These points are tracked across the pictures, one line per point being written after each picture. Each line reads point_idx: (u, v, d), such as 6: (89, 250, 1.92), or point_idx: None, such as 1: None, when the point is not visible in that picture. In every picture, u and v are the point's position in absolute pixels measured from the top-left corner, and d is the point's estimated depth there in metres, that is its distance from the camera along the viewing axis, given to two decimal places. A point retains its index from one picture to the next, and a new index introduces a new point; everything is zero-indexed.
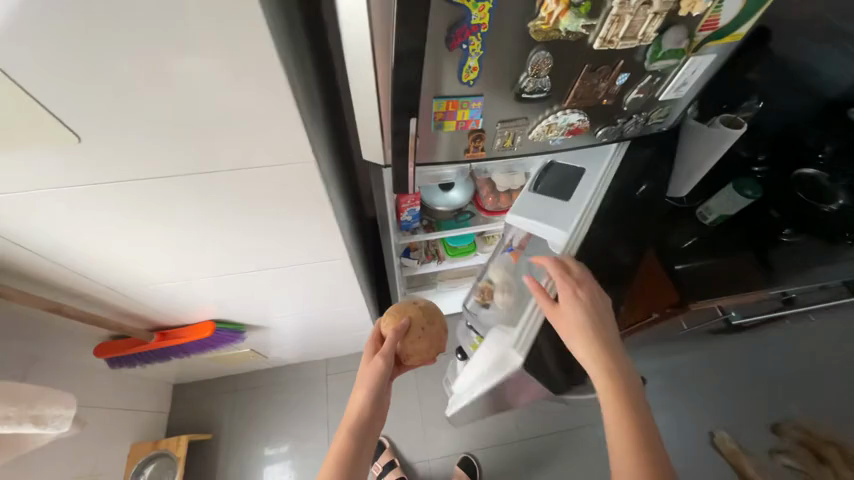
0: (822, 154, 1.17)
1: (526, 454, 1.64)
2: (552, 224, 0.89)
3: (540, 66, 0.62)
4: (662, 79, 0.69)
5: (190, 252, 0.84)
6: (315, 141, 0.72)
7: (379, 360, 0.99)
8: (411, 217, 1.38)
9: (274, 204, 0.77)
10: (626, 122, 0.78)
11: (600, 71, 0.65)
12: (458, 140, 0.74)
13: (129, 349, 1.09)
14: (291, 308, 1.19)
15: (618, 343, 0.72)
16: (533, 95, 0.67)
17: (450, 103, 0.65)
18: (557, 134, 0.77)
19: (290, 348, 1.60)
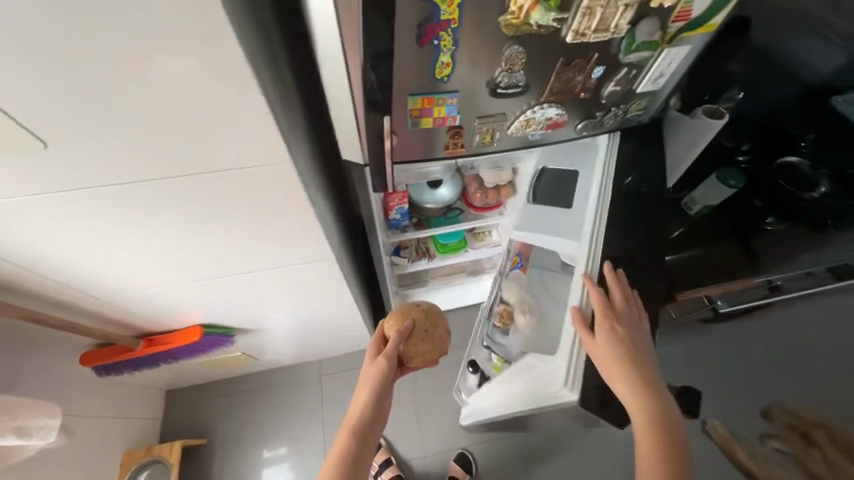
0: (804, 142, 1.18)
1: (521, 447, 1.65)
2: (557, 231, 0.99)
3: (514, 61, 0.62)
4: (638, 71, 0.69)
5: (171, 256, 0.83)
6: (293, 141, 0.71)
7: (383, 361, 1.00)
8: (399, 215, 1.37)
9: (254, 206, 0.76)
10: (605, 115, 0.78)
11: (575, 65, 0.65)
12: (436, 136, 0.75)
13: (116, 356, 1.08)
14: (280, 310, 1.18)
15: (653, 376, 0.75)
16: (509, 91, 0.67)
17: (425, 100, 0.66)
18: (536, 128, 0.78)
19: (282, 350, 1.59)
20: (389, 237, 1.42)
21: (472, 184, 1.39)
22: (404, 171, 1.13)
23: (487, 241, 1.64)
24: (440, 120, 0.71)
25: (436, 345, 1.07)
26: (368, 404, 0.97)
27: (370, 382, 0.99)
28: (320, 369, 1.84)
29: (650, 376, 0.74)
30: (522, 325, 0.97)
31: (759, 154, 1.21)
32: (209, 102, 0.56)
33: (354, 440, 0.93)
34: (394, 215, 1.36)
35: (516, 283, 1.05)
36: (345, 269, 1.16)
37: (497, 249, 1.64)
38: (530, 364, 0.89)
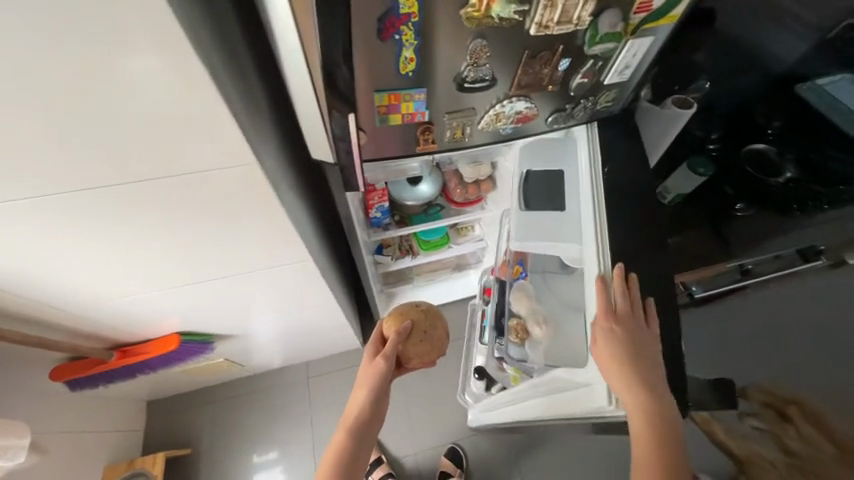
0: (771, 129, 1.23)
1: (510, 439, 1.67)
2: (557, 235, 0.87)
3: (480, 54, 0.62)
4: (604, 63, 0.70)
5: (137, 265, 0.80)
6: (258, 142, 0.69)
7: (382, 363, 0.99)
8: (380, 213, 1.36)
9: (223, 210, 0.74)
10: (574, 108, 0.78)
11: (540, 57, 0.66)
12: (407, 133, 0.75)
13: (88, 370, 1.04)
14: (260, 315, 1.16)
15: (657, 384, 0.69)
16: (476, 85, 0.68)
17: (391, 96, 0.66)
18: (506, 123, 0.78)
19: (266, 355, 1.56)
20: (370, 235, 1.41)
21: (452, 180, 1.38)
22: (381, 169, 1.12)
23: (470, 236, 1.64)
24: (409, 117, 0.71)
25: (437, 343, 1.07)
26: (366, 404, 0.96)
27: (369, 383, 0.97)
28: (307, 372, 1.82)
29: (652, 384, 0.69)
30: (542, 339, 0.91)
31: (728, 141, 1.27)
32: (168, 103, 0.54)
33: (353, 440, 0.93)
34: (375, 213, 1.35)
35: (523, 294, 0.99)
36: (326, 270, 1.14)
37: (480, 243, 1.64)
38: (556, 379, 0.84)
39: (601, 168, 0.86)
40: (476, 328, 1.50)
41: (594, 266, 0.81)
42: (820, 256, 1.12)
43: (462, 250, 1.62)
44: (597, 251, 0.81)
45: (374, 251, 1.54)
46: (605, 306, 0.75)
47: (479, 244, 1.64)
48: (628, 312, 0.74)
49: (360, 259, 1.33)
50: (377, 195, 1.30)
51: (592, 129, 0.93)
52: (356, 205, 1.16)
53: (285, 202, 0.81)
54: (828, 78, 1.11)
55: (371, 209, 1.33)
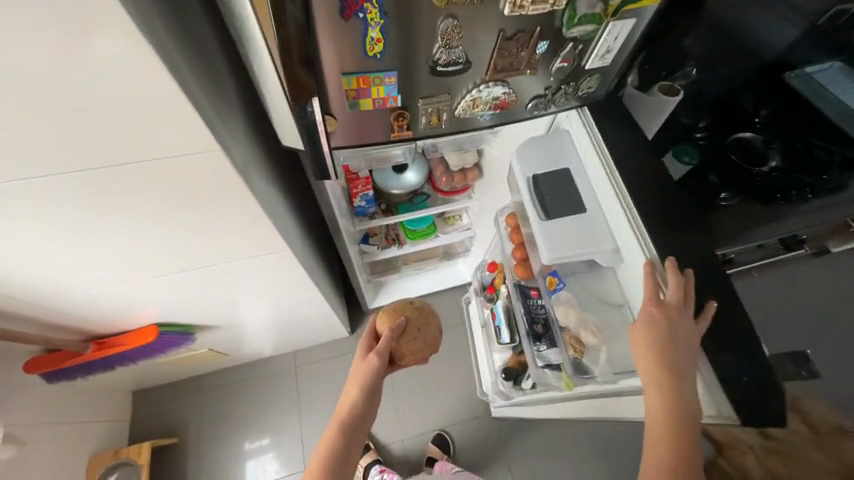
0: (758, 117, 1.21)
1: (497, 426, 1.70)
2: (589, 238, 0.82)
3: (452, 35, 0.60)
4: (584, 46, 0.68)
5: (103, 256, 0.77)
6: (222, 127, 0.66)
7: (375, 358, 1.01)
8: (364, 202, 1.34)
9: (189, 199, 0.71)
10: (555, 94, 0.76)
11: (516, 40, 0.63)
12: (381, 119, 0.73)
13: (63, 363, 1.02)
14: (242, 304, 1.14)
15: (685, 383, 0.67)
16: (449, 69, 0.66)
17: (360, 79, 0.64)
18: (484, 109, 0.76)
19: (251, 344, 1.55)
20: (355, 225, 1.39)
21: (438, 168, 1.36)
22: (362, 157, 1.09)
23: (457, 225, 1.63)
24: (381, 101, 0.69)
25: (428, 342, 1.12)
26: (358, 399, 0.98)
27: (362, 378, 0.99)
28: (294, 360, 1.82)
29: (680, 380, 0.67)
30: (601, 347, 0.87)
31: (715, 129, 1.22)
32: (115, 85, 0.50)
33: (347, 433, 0.95)
34: (358, 202, 1.33)
35: (566, 305, 0.93)
36: (308, 259, 1.12)
37: (467, 232, 1.63)
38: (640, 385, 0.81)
39: (609, 152, 0.83)
40: (488, 322, 1.49)
41: (638, 253, 0.77)
42: (802, 246, 1.11)
43: (449, 240, 1.61)
44: (639, 239, 0.76)
45: (360, 240, 1.52)
46: (651, 295, 0.71)
47: (466, 233, 1.62)
48: (677, 306, 0.69)
49: (343, 248, 1.31)
50: (360, 184, 1.27)
51: (583, 115, 0.90)
52: (338, 194, 1.13)
53: (260, 190, 0.78)
54: (813, 68, 1.18)
55: (355, 198, 1.31)
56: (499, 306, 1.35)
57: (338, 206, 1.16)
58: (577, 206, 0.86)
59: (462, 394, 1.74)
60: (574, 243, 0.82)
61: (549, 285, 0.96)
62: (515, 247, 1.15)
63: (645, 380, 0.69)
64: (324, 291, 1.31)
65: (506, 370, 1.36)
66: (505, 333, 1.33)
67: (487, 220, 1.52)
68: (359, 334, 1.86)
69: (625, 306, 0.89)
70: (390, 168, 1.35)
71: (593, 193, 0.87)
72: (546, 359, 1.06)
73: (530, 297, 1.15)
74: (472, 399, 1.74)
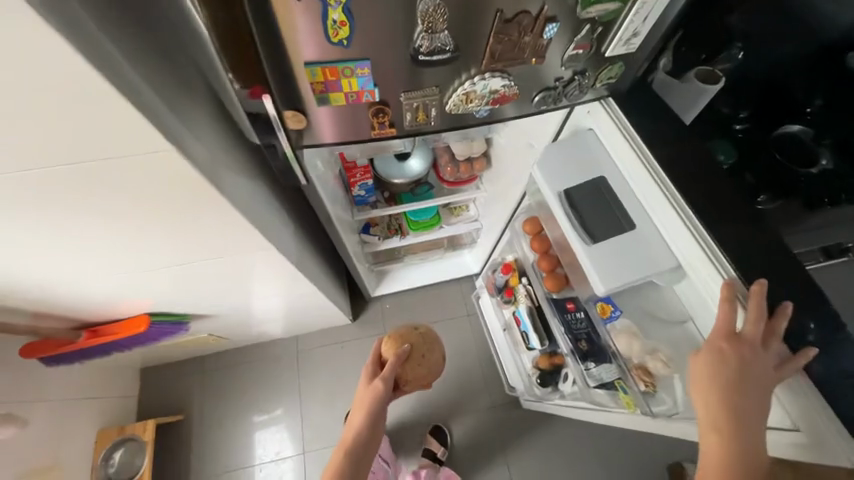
0: (811, 108, 1.04)
1: (497, 421, 1.67)
2: (647, 259, 0.71)
3: (433, 16, 0.51)
4: (604, 28, 0.58)
5: (66, 258, 0.71)
6: (177, 126, 0.57)
7: (380, 384, 1.04)
8: (364, 191, 1.26)
9: (149, 204, 0.64)
10: (567, 85, 0.66)
11: (517, 22, 0.54)
12: (361, 114, 0.65)
13: (57, 350, 1.02)
14: (232, 296, 1.11)
15: (754, 425, 0.58)
16: (433, 57, 0.56)
17: (326, 70, 0.56)
18: (481, 104, 0.66)
19: (250, 330, 1.54)
20: (355, 215, 1.32)
21: (443, 156, 1.26)
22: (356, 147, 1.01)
23: (464, 217, 1.54)
24: (357, 95, 0.61)
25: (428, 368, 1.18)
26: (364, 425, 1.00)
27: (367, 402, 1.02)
28: (295, 346, 1.82)
29: (748, 427, 0.58)
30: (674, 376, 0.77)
31: (759, 122, 1.07)
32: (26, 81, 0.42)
33: (354, 457, 0.97)
34: (357, 192, 1.25)
35: (625, 335, 0.83)
36: (299, 253, 1.07)
37: (475, 224, 1.54)
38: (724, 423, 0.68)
39: (651, 152, 0.72)
40: (509, 325, 1.41)
41: (708, 271, 0.66)
42: (847, 253, 0.93)
43: (454, 231, 1.52)
44: (708, 255, 0.65)
45: (361, 230, 1.46)
46: (722, 326, 0.61)
47: (474, 224, 1.53)
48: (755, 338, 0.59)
49: (339, 240, 1.25)
50: (358, 172, 1.19)
51: (611, 109, 0.79)
52: (329, 185, 1.06)
53: (236, 187, 0.72)
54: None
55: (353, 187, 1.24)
56: (522, 310, 1.29)
57: (331, 198, 1.09)
58: (624, 222, 0.75)
59: (462, 388, 1.71)
60: (633, 268, 0.71)
61: (602, 314, 0.87)
62: (539, 258, 1.08)
63: (705, 420, 0.61)
64: (318, 283, 1.27)
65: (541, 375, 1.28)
66: (533, 339, 1.25)
67: (494, 214, 1.42)
68: (360, 322, 1.83)
69: (689, 322, 0.76)
70: (391, 156, 1.26)
71: (638, 201, 0.75)
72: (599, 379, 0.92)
73: (568, 311, 1.01)
74: (472, 393, 1.71)
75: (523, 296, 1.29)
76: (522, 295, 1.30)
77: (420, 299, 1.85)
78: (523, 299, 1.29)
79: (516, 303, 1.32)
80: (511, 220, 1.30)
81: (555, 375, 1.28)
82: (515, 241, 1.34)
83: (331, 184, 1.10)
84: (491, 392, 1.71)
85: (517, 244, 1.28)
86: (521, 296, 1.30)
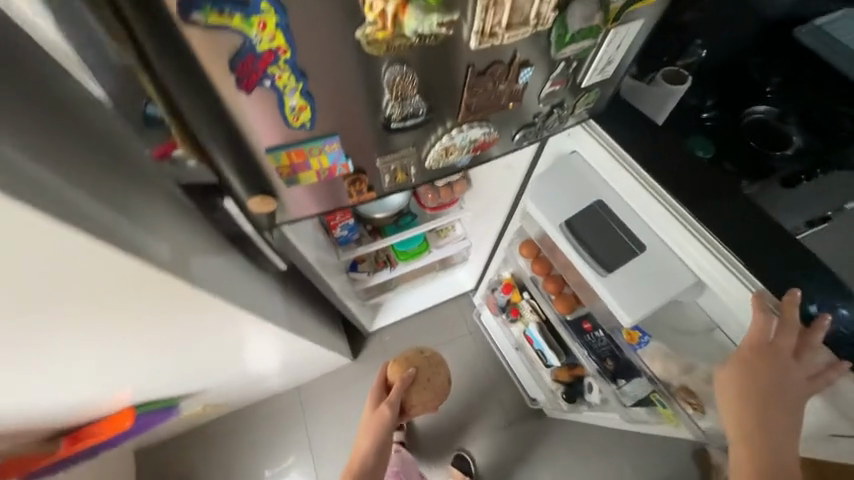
0: (770, 86, 1.07)
1: (519, 439, 1.61)
2: (666, 280, 0.69)
3: (401, 85, 0.53)
4: (578, 63, 0.60)
5: (20, 383, 0.62)
6: (123, 226, 0.50)
7: (386, 410, 1.03)
8: (346, 231, 1.22)
9: (106, 312, 0.56)
10: (546, 119, 0.69)
11: (492, 72, 0.55)
12: (336, 185, 0.67)
13: (32, 469, 0.91)
14: (223, 368, 1.04)
15: (780, 432, 0.59)
16: (406, 123, 0.59)
17: (290, 154, 0.57)
18: (461, 153, 0.69)
19: (247, 392, 1.45)
20: (340, 256, 1.27)
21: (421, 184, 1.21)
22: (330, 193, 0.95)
23: (451, 237, 1.49)
24: (330, 170, 0.63)
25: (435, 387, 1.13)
26: (371, 451, 1.00)
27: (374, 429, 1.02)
28: (298, 396, 1.73)
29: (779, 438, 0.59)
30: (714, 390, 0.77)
31: (725, 108, 1.07)
32: None
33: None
34: (338, 233, 1.21)
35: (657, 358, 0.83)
36: (288, 310, 1.01)
37: (464, 243, 1.49)
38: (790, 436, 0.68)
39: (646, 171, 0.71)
40: (520, 344, 1.36)
41: (734, 286, 0.63)
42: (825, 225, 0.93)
43: (444, 253, 1.48)
44: (730, 270, 0.63)
45: (349, 268, 1.41)
46: (758, 342, 0.59)
47: (463, 244, 1.49)
48: (783, 348, 0.59)
49: (327, 286, 1.19)
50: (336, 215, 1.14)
51: (593, 130, 0.77)
52: (307, 235, 1.00)
53: (205, 263, 0.66)
54: (826, 18, 1.07)
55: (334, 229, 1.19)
56: (532, 329, 1.26)
57: (312, 247, 1.03)
58: (633, 244, 0.73)
59: (477, 409, 1.65)
60: (653, 294, 0.69)
61: (632, 341, 0.84)
62: (544, 280, 1.06)
63: (733, 434, 0.61)
64: (312, 334, 1.20)
65: (567, 392, 1.24)
66: (550, 355, 1.23)
67: (486, 231, 1.40)
68: (361, 360, 1.76)
69: (717, 330, 0.75)
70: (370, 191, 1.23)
71: (641, 220, 0.74)
72: (633, 397, 0.92)
73: (586, 332, 0.99)
74: (489, 415, 1.64)
75: (530, 314, 1.26)
76: (530, 314, 1.27)
77: (419, 325, 1.79)
78: (531, 318, 1.26)
79: (525, 322, 1.29)
80: (505, 239, 1.28)
81: (578, 387, 1.24)
82: (510, 258, 1.30)
83: (309, 233, 1.04)
84: (507, 410, 1.66)
85: (515, 262, 1.27)
86: (529, 314, 1.27)
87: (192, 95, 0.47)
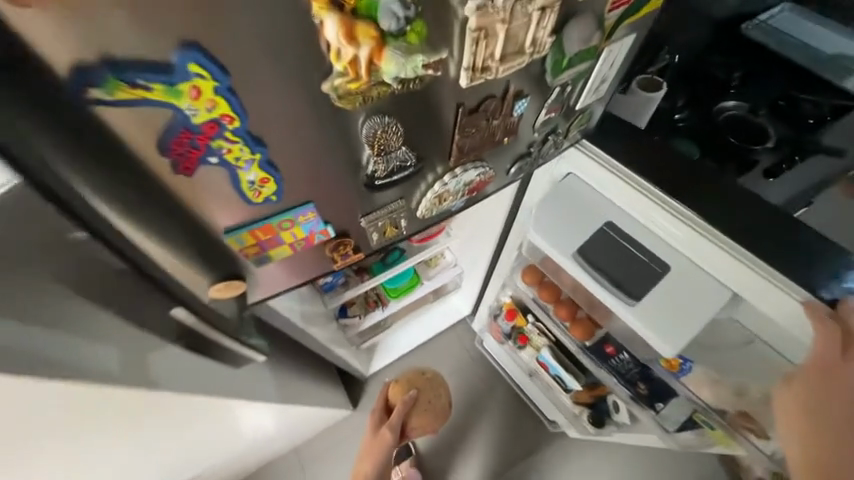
0: (733, 81, 1.09)
1: (541, 470, 1.51)
2: (694, 303, 0.70)
3: (383, 139, 0.50)
4: (572, 87, 0.61)
5: None
6: None
7: (388, 434, 1.00)
8: (331, 276, 1.14)
9: None
10: (541, 146, 0.69)
11: (485, 108, 0.54)
12: (312, 253, 0.62)
13: None
14: (208, 453, 0.91)
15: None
16: (393, 177, 0.56)
17: (251, 235, 0.52)
18: (456, 197, 0.67)
19: (239, 468, 1.30)
20: (327, 303, 1.18)
21: None
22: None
23: (441, 265, 1.42)
24: (307, 240, 0.58)
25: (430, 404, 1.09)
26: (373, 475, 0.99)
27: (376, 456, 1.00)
28: (295, 460, 1.57)
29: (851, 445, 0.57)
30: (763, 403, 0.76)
31: (697, 107, 1.07)
32: None
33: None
34: (323, 278, 1.13)
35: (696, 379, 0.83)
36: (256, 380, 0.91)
37: (455, 269, 1.43)
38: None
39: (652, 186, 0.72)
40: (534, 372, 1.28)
41: (765, 289, 0.64)
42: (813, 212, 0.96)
43: (437, 283, 1.41)
44: (758, 273, 0.64)
45: (337, 314, 1.31)
46: (817, 361, 0.60)
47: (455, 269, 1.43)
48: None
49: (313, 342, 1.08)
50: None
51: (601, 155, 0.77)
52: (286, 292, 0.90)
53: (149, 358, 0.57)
54: (769, 15, 1.12)
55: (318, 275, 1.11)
56: (544, 354, 1.19)
57: (293, 304, 0.93)
58: (656, 265, 0.74)
59: (490, 446, 1.53)
60: (686, 314, 0.70)
61: (673, 369, 0.84)
62: (556, 307, 1.06)
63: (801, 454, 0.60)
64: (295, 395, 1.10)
65: (592, 414, 1.17)
66: (568, 378, 1.17)
67: (478, 254, 1.35)
68: (362, 408, 1.63)
69: (756, 341, 0.76)
70: None
71: (656, 241, 0.75)
72: (674, 420, 0.93)
73: (610, 356, 0.98)
74: (506, 449, 1.54)
75: (540, 339, 1.21)
76: (540, 337, 1.21)
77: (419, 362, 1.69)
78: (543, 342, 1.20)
79: (535, 346, 1.23)
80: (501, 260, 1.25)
81: (601, 407, 1.18)
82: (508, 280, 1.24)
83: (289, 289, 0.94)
84: (524, 440, 1.56)
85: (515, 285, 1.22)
86: (538, 338, 1.22)
87: (126, 176, 0.40)
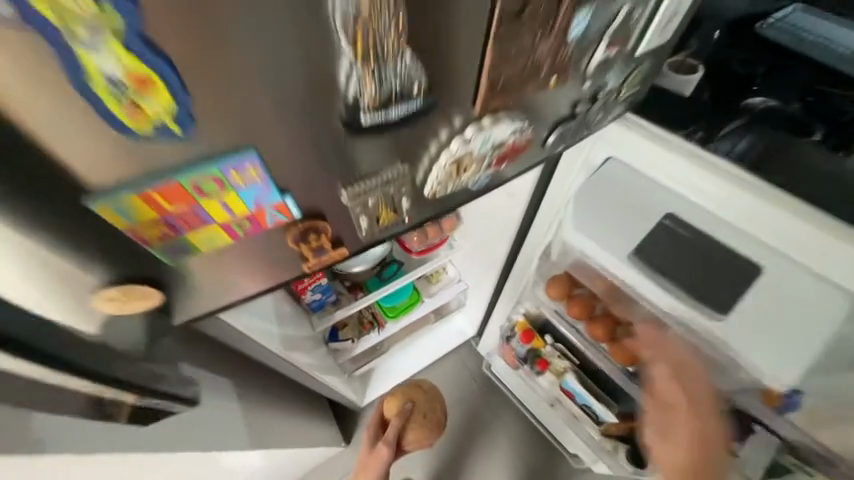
0: None
1: None
2: (805, 304, 0.64)
3: (370, 25, 0.35)
4: (634, 15, 0.53)
5: None
6: None
7: (385, 452, 0.86)
8: (321, 293, 1.00)
9: None
10: (591, 101, 0.61)
11: (536, 20, 0.44)
12: (265, 246, 0.50)
13: None
14: None
15: None
16: (379, 109, 0.41)
17: (160, 197, 0.38)
18: (478, 167, 0.57)
19: None
20: (314, 326, 1.03)
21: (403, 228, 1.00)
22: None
23: (444, 281, 1.29)
24: (228, 229, 0.44)
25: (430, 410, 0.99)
26: None
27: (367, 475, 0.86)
28: None
29: None
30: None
31: None
32: None
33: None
34: (310, 296, 0.98)
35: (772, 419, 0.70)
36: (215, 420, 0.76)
37: (459, 285, 1.29)
38: None
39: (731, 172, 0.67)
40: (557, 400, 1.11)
41: None
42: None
43: (439, 300, 1.27)
44: None
45: (328, 338, 1.15)
46: None
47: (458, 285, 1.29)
48: None
49: (297, 372, 0.93)
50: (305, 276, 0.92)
51: (647, 129, 0.73)
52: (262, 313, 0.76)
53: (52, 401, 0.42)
54: (780, 13, 0.91)
55: (305, 292, 0.97)
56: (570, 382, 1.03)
57: (272, 328, 0.79)
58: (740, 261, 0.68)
59: None
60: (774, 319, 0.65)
61: (775, 402, 0.72)
62: (589, 325, 0.92)
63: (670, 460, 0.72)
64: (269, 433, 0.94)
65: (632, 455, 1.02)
66: (599, 409, 1.00)
67: (485, 271, 1.20)
68: (354, 443, 1.44)
69: None
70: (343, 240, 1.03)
71: (728, 227, 0.70)
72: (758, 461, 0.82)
73: None
74: None
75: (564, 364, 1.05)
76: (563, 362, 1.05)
77: None
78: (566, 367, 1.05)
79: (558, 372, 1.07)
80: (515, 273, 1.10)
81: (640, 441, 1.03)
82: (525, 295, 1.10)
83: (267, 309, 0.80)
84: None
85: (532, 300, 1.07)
86: (560, 363, 1.06)
87: None
